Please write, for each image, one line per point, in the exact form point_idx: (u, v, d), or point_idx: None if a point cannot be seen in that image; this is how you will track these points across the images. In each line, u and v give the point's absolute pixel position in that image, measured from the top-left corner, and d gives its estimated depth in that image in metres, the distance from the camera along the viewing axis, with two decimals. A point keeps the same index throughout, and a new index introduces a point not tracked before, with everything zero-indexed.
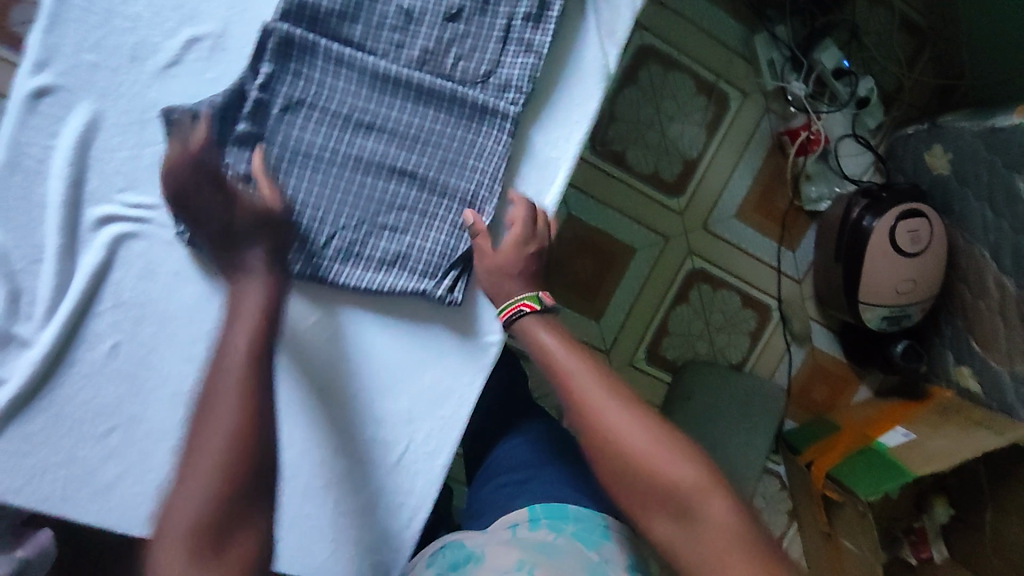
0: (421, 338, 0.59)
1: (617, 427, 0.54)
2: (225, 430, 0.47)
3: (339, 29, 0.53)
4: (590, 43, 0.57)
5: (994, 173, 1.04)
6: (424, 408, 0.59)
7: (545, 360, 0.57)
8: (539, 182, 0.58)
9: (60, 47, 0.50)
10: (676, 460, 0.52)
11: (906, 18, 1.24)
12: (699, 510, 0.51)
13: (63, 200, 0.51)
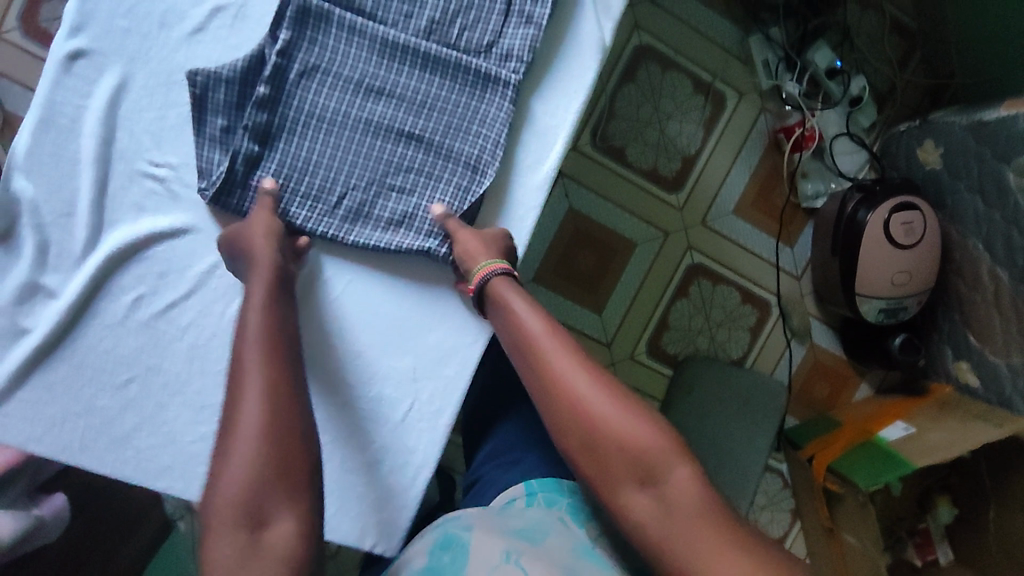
0: (426, 299, 0.61)
1: (586, 397, 0.54)
2: (258, 404, 0.49)
3: (352, 1, 0.58)
4: (586, 17, 0.61)
5: (984, 167, 1.07)
6: (428, 367, 0.60)
7: (514, 329, 0.57)
8: (539, 149, 0.61)
9: (95, 14, 0.54)
10: (643, 428, 0.53)
11: (897, 22, 1.28)
12: (664, 478, 0.52)
13: (94, 157, 0.55)
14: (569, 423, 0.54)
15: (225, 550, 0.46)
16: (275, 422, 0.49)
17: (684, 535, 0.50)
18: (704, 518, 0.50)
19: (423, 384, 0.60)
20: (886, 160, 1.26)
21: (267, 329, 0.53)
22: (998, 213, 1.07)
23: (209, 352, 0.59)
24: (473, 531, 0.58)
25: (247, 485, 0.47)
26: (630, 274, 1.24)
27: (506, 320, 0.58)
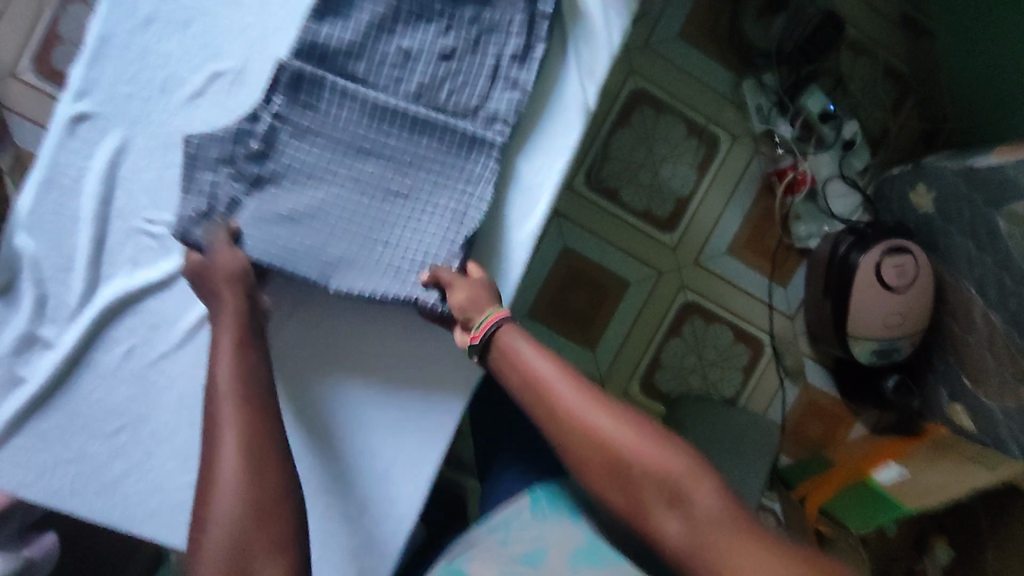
0: (408, 351, 0.63)
1: (604, 432, 0.56)
2: (234, 447, 0.51)
3: (345, 65, 0.59)
4: (570, 81, 0.63)
5: (975, 211, 1.08)
6: (410, 418, 0.62)
7: (525, 369, 0.58)
8: (524, 206, 0.62)
9: (98, 79, 0.57)
10: (663, 453, 0.55)
11: (891, 67, 1.29)
12: (691, 499, 0.53)
13: (93, 214, 0.58)
14: (588, 460, 0.56)
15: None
16: (255, 461, 0.51)
17: (722, 552, 0.52)
18: (737, 535, 0.52)
19: (410, 430, 0.62)
20: (880, 203, 1.27)
21: (240, 366, 0.54)
22: (989, 258, 1.07)
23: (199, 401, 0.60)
24: (476, 563, 0.61)
25: (227, 539, 0.49)
26: (624, 311, 1.25)
27: (513, 365, 0.58)
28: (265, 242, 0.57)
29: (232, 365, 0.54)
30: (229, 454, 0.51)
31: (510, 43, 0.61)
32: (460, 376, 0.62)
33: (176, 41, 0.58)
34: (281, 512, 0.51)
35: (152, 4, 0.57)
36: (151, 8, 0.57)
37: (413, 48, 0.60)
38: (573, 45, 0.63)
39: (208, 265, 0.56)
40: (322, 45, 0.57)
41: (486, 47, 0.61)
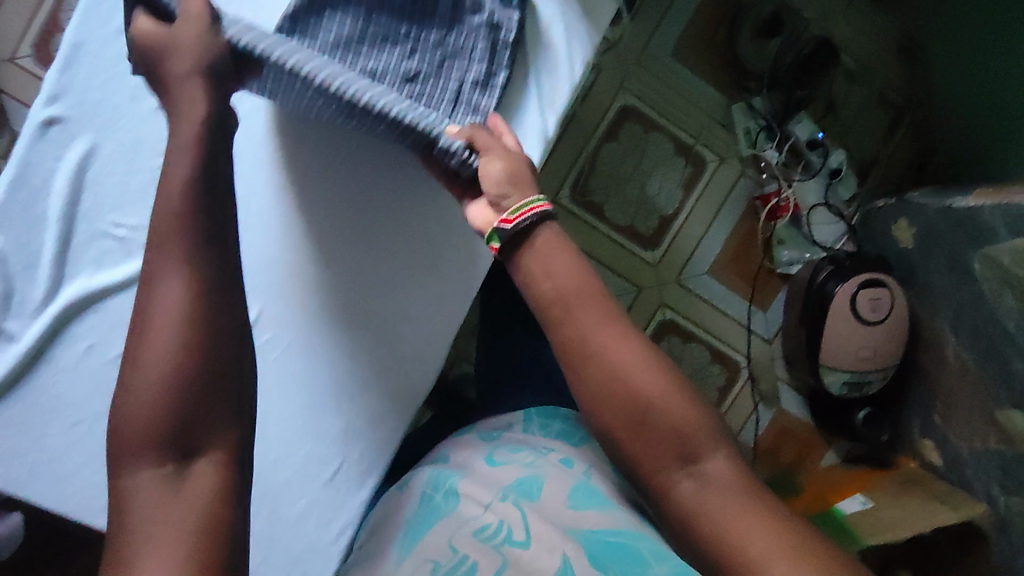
0: (417, 257, 0.68)
1: (631, 366, 0.56)
2: (175, 327, 0.47)
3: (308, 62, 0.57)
4: (531, 108, 0.64)
5: (954, 251, 1.08)
6: (416, 317, 0.69)
7: (557, 294, 0.58)
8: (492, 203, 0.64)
9: (70, 84, 0.58)
10: (683, 400, 0.55)
11: (884, 95, 1.27)
12: (705, 457, 0.54)
13: (61, 214, 0.60)
14: (610, 393, 0.55)
15: (143, 472, 0.46)
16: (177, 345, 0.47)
17: (722, 511, 0.52)
18: (738, 494, 0.53)
19: (394, 349, 0.69)
20: (864, 234, 1.26)
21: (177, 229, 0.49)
22: (964, 296, 1.08)
23: None
24: (467, 477, 0.68)
25: (147, 413, 0.46)
26: None
27: (543, 284, 0.58)
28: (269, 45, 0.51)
29: (162, 227, 0.49)
30: (167, 332, 0.47)
31: (472, 69, 0.62)
32: (442, 306, 0.69)
33: None
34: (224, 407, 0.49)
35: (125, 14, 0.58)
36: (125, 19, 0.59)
37: (377, 70, 0.60)
38: (535, 73, 0.64)
39: (173, 42, 0.51)
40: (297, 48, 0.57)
41: (449, 71, 0.62)
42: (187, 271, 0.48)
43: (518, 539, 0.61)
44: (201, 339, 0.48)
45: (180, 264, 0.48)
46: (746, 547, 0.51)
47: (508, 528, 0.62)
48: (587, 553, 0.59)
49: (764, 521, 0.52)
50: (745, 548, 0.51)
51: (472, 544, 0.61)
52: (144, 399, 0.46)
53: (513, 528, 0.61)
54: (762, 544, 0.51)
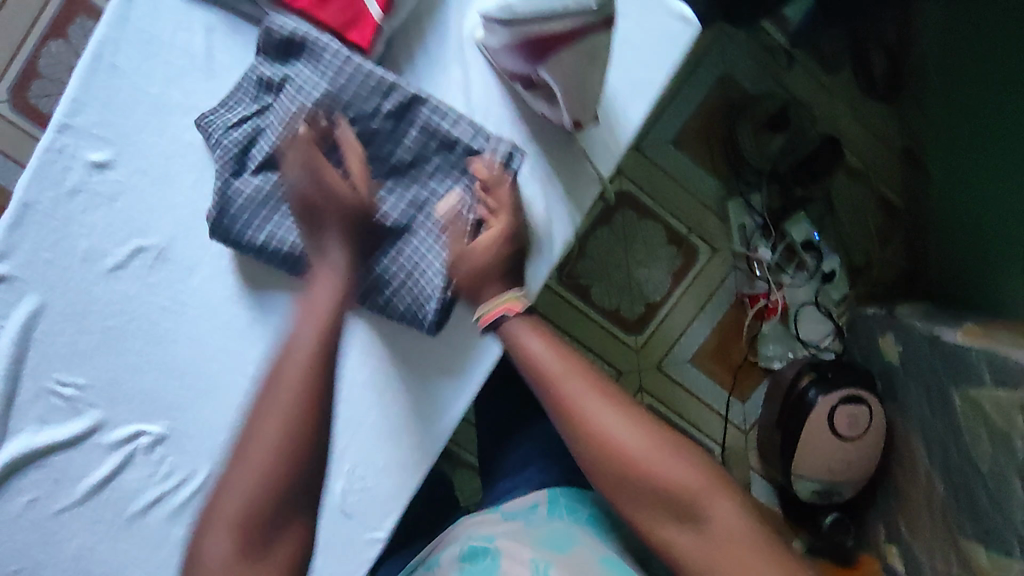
0: (401, 387, 0.62)
1: (616, 440, 0.52)
2: (278, 427, 0.51)
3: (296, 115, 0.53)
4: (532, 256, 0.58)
5: (935, 378, 1.06)
6: (394, 450, 0.62)
7: (533, 370, 0.55)
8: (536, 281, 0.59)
9: (18, 242, 0.56)
10: (678, 463, 0.52)
11: (883, 197, 1.24)
12: (706, 514, 0.51)
13: (4, 373, 0.57)
14: (600, 462, 0.53)
15: (219, 544, 0.50)
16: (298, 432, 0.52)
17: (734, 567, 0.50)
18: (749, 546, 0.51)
19: (362, 475, 0.62)
20: (850, 336, 1.25)
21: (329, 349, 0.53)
22: (941, 424, 1.05)
23: (94, 554, 0.61)
24: (500, 544, 0.61)
25: (246, 492, 0.51)
26: None
27: (521, 361, 0.55)
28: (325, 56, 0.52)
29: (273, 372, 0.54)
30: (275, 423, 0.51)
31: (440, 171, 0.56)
32: (415, 435, 0.62)
33: (101, 212, 0.56)
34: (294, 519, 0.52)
35: (80, 175, 0.56)
36: (79, 179, 0.56)
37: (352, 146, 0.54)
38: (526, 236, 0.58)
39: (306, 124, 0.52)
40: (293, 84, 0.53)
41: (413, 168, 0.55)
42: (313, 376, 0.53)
43: None
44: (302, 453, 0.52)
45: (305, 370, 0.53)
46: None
47: None
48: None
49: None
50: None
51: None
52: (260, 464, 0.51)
53: None
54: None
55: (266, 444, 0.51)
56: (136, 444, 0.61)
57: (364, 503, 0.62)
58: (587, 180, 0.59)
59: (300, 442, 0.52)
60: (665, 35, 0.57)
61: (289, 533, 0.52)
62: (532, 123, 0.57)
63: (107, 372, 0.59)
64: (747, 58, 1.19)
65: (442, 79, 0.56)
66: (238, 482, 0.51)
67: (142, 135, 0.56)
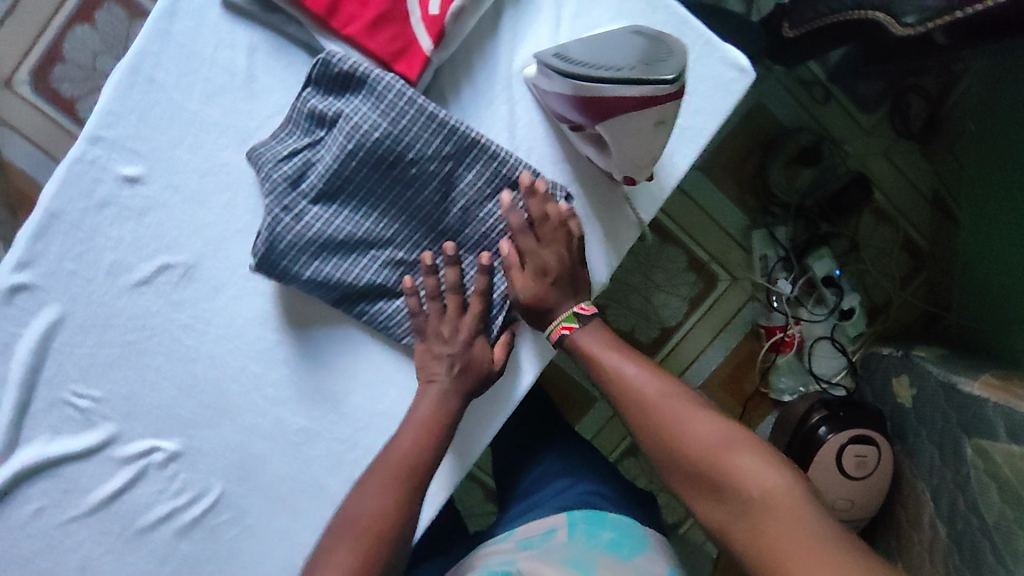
0: None
1: (672, 423, 0.53)
2: (389, 493, 0.55)
3: (353, 152, 0.52)
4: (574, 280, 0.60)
5: (948, 427, 1.04)
6: None
7: (590, 362, 0.58)
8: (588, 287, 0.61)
9: (42, 253, 0.55)
10: (737, 449, 0.50)
11: (909, 240, 1.23)
12: (767, 498, 0.47)
13: (20, 381, 0.57)
14: (661, 450, 0.53)
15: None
16: (400, 499, 0.55)
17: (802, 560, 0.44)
18: (825, 541, 0.45)
19: None
20: (862, 375, 1.24)
21: (433, 423, 0.57)
22: (950, 472, 1.04)
23: (100, 566, 0.61)
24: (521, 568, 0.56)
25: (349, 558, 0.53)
26: (582, 424, 1.06)
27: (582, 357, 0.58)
28: (378, 90, 0.51)
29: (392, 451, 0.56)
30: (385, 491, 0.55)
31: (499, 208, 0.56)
32: (441, 471, 0.61)
33: (129, 227, 0.56)
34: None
35: (110, 188, 0.55)
36: (109, 192, 0.55)
37: (410, 182, 0.54)
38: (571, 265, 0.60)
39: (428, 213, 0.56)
40: (344, 118, 0.52)
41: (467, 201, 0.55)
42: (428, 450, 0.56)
43: None
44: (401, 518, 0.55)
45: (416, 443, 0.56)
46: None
47: None
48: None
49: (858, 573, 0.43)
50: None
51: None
52: (371, 526, 0.54)
53: None
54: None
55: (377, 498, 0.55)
56: (150, 459, 0.60)
57: None
58: (625, 225, 0.60)
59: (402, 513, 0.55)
60: (717, 86, 0.58)
61: None
62: (577, 165, 0.58)
63: (124, 387, 0.58)
64: (783, 91, 1.17)
65: (489, 115, 0.56)
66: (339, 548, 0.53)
67: (177, 150, 0.55)
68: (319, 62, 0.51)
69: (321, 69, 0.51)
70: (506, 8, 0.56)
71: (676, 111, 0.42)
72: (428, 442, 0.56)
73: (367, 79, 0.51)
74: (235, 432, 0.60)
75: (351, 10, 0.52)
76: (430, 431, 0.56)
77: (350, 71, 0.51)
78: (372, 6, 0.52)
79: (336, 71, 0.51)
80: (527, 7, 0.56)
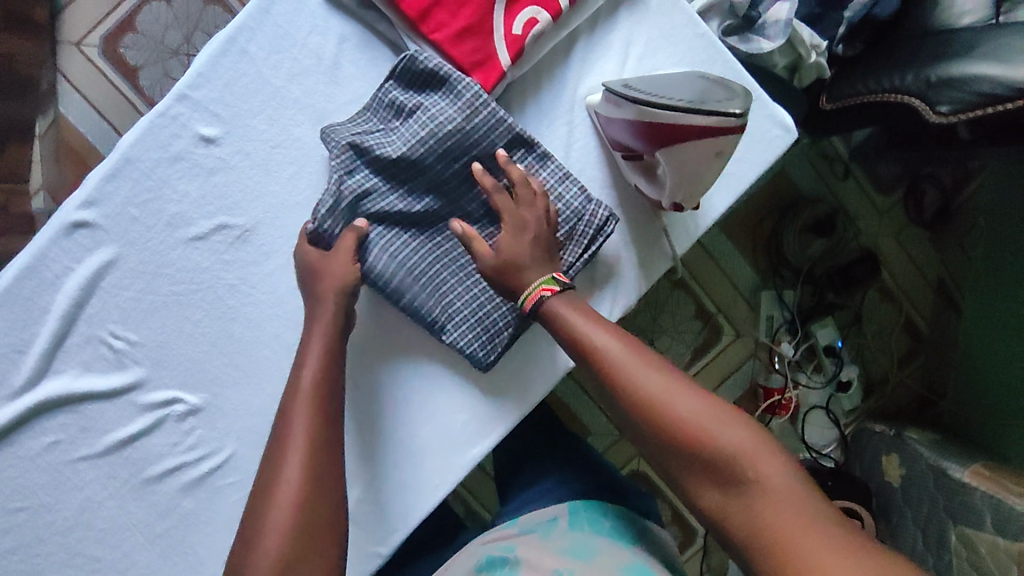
0: (443, 412, 0.65)
1: (656, 398, 0.51)
2: (300, 460, 0.51)
3: (426, 141, 0.55)
4: (603, 298, 0.63)
5: (934, 510, 1.06)
6: (419, 472, 0.64)
7: (572, 330, 0.55)
8: (611, 304, 0.63)
9: (109, 194, 0.58)
10: (723, 425, 0.49)
11: (911, 322, 1.28)
12: (755, 475, 0.47)
13: (63, 313, 0.59)
14: (641, 426, 0.51)
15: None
16: (318, 464, 0.51)
17: (791, 535, 0.44)
18: (812, 516, 0.45)
19: (381, 489, 0.64)
20: (853, 449, 1.26)
21: (321, 382, 0.54)
22: (931, 556, 1.05)
23: (103, 508, 0.62)
24: (521, 552, 0.58)
25: (278, 535, 0.48)
26: None
27: (563, 326, 0.55)
28: (458, 88, 0.55)
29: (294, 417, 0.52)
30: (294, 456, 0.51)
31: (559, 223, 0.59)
32: (445, 469, 0.64)
33: (196, 183, 0.58)
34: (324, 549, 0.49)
35: (185, 144, 0.58)
36: (184, 148, 0.58)
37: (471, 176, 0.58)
38: (604, 283, 0.63)
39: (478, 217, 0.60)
40: (421, 109, 0.56)
41: None
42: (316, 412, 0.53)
43: None
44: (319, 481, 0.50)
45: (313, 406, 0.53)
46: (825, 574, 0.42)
47: None
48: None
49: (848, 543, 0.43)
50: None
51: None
52: (286, 500, 0.49)
53: None
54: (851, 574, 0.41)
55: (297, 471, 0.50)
56: (170, 409, 0.61)
57: (377, 516, 0.64)
58: (660, 256, 0.63)
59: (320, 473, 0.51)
60: (763, 137, 0.62)
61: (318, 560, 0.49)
62: (621, 191, 0.62)
63: (161, 335, 0.60)
64: (807, 163, 1.23)
65: (548, 131, 0.61)
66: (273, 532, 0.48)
67: (255, 119, 0.58)
68: (404, 58, 0.55)
69: (403, 63, 0.55)
70: (580, 40, 0.60)
71: (736, 143, 0.45)
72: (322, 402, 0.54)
73: (449, 78, 0.55)
74: (257, 394, 0.62)
75: (441, 19, 0.56)
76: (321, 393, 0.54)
77: (435, 69, 0.55)
78: (460, 18, 0.56)
79: (421, 66, 0.55)
80: (599, 40, 0.60)
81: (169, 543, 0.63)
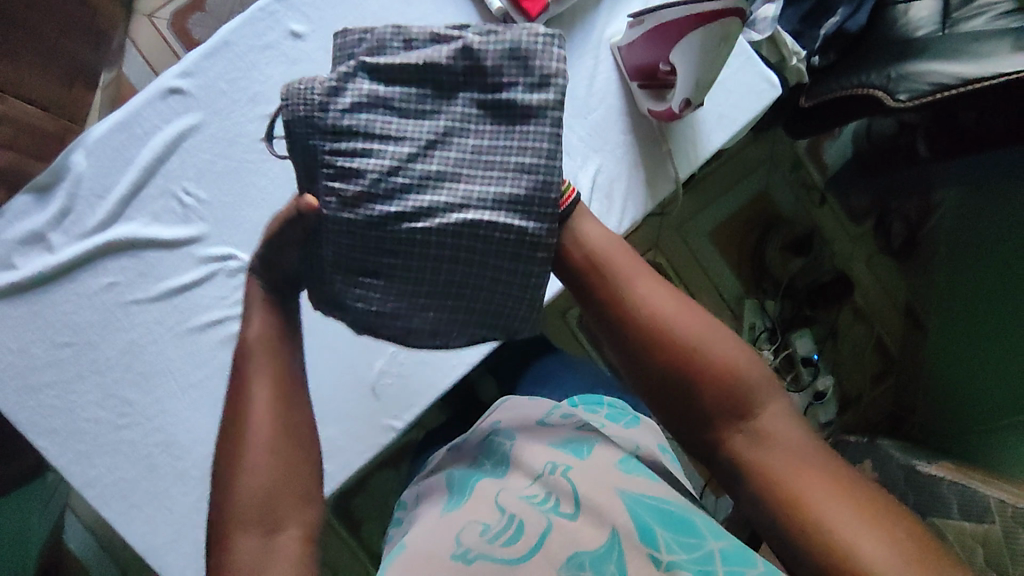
0: None
1: (673, 320, 0.51)
2: (267, 414, 0.49)
3: (400, 109, 0.49)
4: (616, 207, 0.73)
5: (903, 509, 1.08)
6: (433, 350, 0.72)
7: (591, 251, 0.54)
8: (626, 214, 0.73)
9: (205, 69, 0.67)
10: (733, 355, 0.51)
11: (882, 342, 1.39)
12: (759, 408, 0.50)
13: (145, 165, 0.66)
14: (645, 366, 0.51)
15: (243, 545, 0.44)
16: (286, 419, 0.49)
17: (793, 471, 0.47)
18: (810, 461, 0.48)
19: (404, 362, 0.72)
20: None
21: (268, 337, 0.53)
22: None
23: (146, 351, 0.67)
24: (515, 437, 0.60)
25: (257, 483, 0.46)
26: None
27: (580, 246, 0.54)
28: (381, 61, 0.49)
29: (261, 353, 0.52)
30: (258, 417, 0.48)
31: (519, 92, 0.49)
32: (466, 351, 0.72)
33: (281, 70, 0.69)
34: (308, 500, 0.48)
35: (278, 36, 0.68)
36: (276, 39, 0.68)
37: (441, 135, 0.49)
38: (619, 195, 0.73)
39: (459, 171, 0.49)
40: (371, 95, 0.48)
41: (478, 127, 0.50)
42: (271, 370, 0.51)
43: (565, 510, 0.50)
44: (288, 432, 0.48)
45: (271, 369, 0.51)
46: (822, 506, 0.45)
47: (556, 500, 0.50)
48: (642, 531, 0.47)
49: (843, 487, 0.46)
50: (822, 508, 0.45)
51: (512, 502, 0.51)
52: (255, 466, 0.46)
53: (557, 497, 0.51)
54: (842, 506, 0.45)
55: (265, 434, 0.48)
56: (225, 264, 0.68)
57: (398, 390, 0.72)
58: (664, 179, 0.75)
59: (285, 422, 0.49)
60: (756, 90, 0.75)
61: (297, 511, 0.46)
62: (635, 120, 0.74)
63: (227, 196, 0.68)
64: (788, 188, 1.37)
65: (577, 63, 0.73)
66: (253, 484, 0.46)
67: (336, 23, 0.70)
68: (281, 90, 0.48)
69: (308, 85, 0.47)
70: None
71: (737, 27, 0.59)
72: (280, 361, 0.52)
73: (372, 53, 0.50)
74: None
75: None
76: (280, 351, 0.52)
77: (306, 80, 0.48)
78: None
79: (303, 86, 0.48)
80: None
81: (202, 393, 0.68)
